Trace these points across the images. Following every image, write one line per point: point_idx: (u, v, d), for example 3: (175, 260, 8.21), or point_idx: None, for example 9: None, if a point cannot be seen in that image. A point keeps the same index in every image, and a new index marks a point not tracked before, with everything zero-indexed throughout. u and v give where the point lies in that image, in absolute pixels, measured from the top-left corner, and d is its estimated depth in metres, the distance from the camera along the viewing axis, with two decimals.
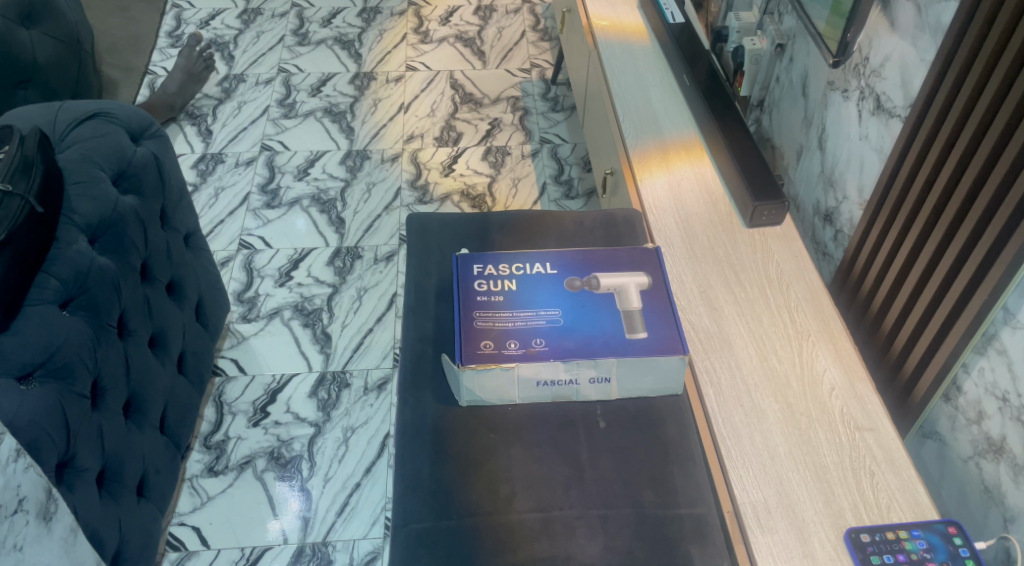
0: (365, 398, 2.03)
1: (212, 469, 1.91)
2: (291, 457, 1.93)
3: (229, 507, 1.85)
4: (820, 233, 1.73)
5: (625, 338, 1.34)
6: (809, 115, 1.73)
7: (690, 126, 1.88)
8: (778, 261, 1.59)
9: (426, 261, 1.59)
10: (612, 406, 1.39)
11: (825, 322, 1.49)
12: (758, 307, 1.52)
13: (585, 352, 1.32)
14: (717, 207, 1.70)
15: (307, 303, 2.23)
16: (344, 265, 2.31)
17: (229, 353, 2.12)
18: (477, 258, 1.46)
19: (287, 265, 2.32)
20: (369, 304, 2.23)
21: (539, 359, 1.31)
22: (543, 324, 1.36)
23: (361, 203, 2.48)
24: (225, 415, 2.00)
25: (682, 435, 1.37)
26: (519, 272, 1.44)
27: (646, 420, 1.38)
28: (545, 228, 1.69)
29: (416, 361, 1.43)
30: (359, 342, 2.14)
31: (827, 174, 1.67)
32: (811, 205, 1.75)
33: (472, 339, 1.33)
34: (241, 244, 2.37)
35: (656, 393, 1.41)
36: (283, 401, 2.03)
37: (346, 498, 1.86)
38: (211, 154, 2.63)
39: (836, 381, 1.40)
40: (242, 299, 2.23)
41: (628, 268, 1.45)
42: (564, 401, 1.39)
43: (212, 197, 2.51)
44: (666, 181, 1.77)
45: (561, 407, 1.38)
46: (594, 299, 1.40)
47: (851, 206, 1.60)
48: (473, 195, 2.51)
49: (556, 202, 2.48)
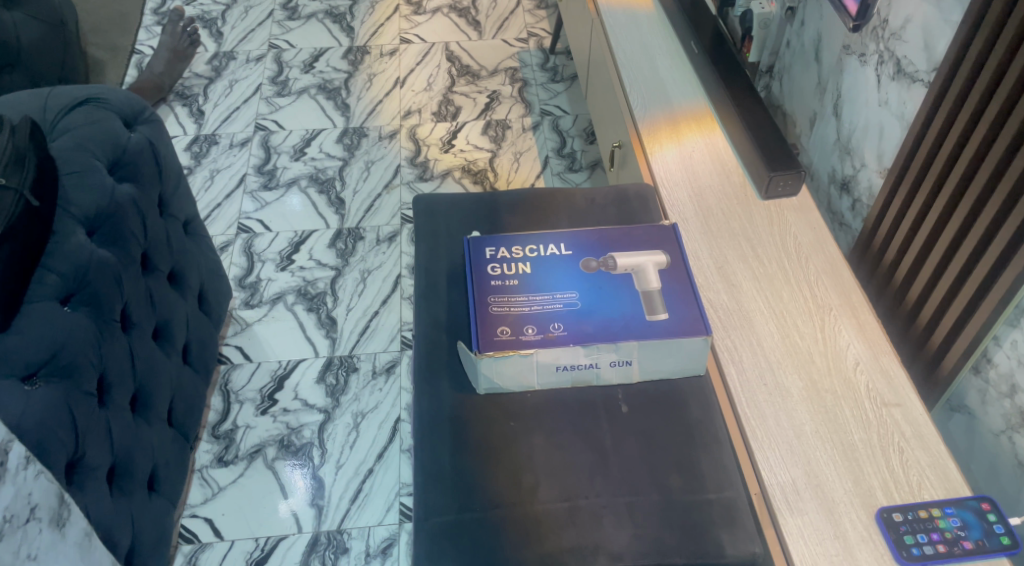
0: (374, 382, 2.00)
1: (222, 459, 1.88)
2: (301, 444, 1.90)
3: (241, 498, 1.82)
4: (835, 202, 1.69)
5: (645, 320, 1.30)
6: (823, 82, 1.70)
7: (699, 94, 1.83)
8: (795, 232, 1.58)
9: (435, 243, 1.52)
10: (634, 389, 1.33)
11: (846, 295, 1.48)
12: (777, 283, 1.50)
13: (605, 335, 1.28)
14: (730, 179, 1.68)
15: (310, 287, 2.19)
16: (346, 247, 2.27)
17: (233, 341, 2.08)
18: (489, 241, 1.42)
19: (288, 249, 2.27)
20: (373, 286, 2.18)
21: (560, 345, 1.27)
22: (560, 308, 1.32)
23: (361, 182, 2.43)
24: (233, 403, 1.97)
25: (705, 417, 1.31)
26: (532, 254, 1.40)
27: (668, 402, 1.32)
28: (555, 207, 1.58)
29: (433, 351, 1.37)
30: (365, 325, 2.10)
31: (843, 142, 1.65)
32: (826, 174, 1.71)
33: (488, 326, 1.29)
34: (239, 228, 2.33)
35: (678, 375, 1.34)
36: (291, 388, 1.99)
37: (360, 485, 1.83)
38: (204, 135, 2.57)
39: (860, 356, 1.40)
40: (244, 285, 2.19)
41: (645, 247, 1.40)
42: (585, 386, 1.33)
43: (208, 179, 2.45)
44: (678, 153, 1.73)
45: (581, 392, 1.32)
46: (612, 281, 1.36)
47: (870, 173, 1.57)
48: (475, 170, 2.45)
49: (559, 176, 2.43)
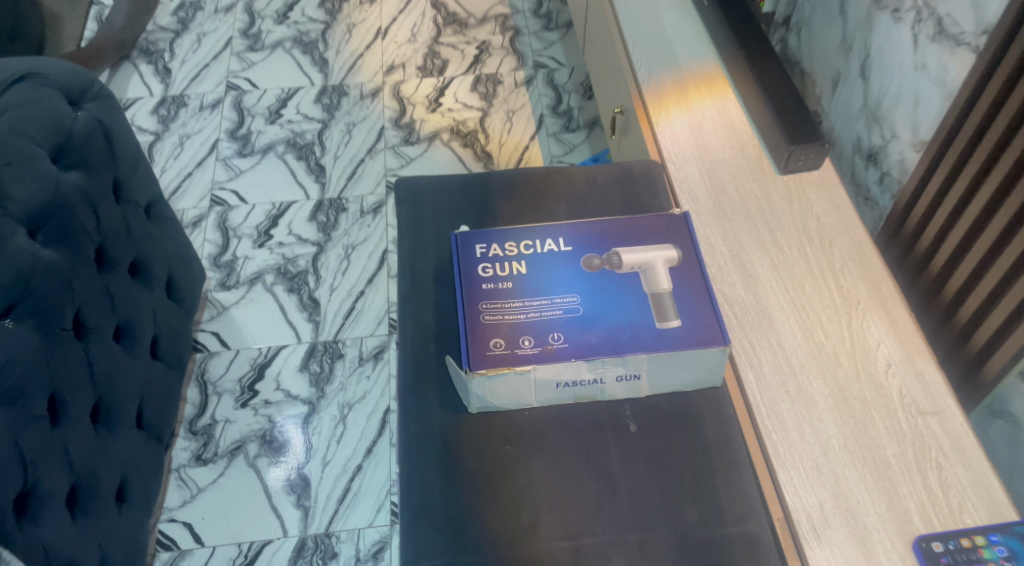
0: (361, 369, 1.87)
1: (200, 457, 1.75)
2: (285, 439, 1.77)
3: (222, 500, 1.70)
4: (861, 174, 1.53)
5: (655, 328, 1.16)
6: (849, 39, 1.53)
7: (709, 52, 1.65)
8: (817, 213, 1.43)
9: (420, 235, 1.37)
10: (642, 404, 1.20)
11: (875, 285, 1.34)
12: (798, 273, 1.36)
13: (611, 348, 1.14)
14: (745, 151, 1.51)
15: (291, 265, 2.04)
16: (328, 220, 2.11)
17: (209, 327, 1.94)
18: (479, 236, 1.27)
19: (265, 223, 2.11)
20: (358, 263, 2.04)
21: (560, 360, 1.13)
22: (560, 315, 1.17)
23: (342, 147, 2.26)
24: (210, 395, 1.83)
25: (724, 435, 1.18)
26: (528, 251, 1.25)
27: (681, 420, 1.18)
28: (553, 190, 1.43)
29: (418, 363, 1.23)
30: (350, 307, 1.96)
31: (871, 109, 1.48)
32: (851, 143, 1.55)
33: (479, 338, 1.15)
34: (212, 200, 2.16)
35: (692, 387, 1.20)
36: (273, 378, 1.86)
37: (348, 483, 1.72)
38: (172, 97, 2.38)
39: (892, 356, 1.26)
40: (219, 264, 2.04)
41: (654, 240, 1.25)
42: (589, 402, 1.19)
43: (177, 146, 2.28)
44: (686, 122, 1.56)
45: (584, 409, 1.19)
46: (617, 282, 1.21)
47: (903, 145, 1.41)
48: (464, 131, 2.28)
49: (555, 136, 2.26)
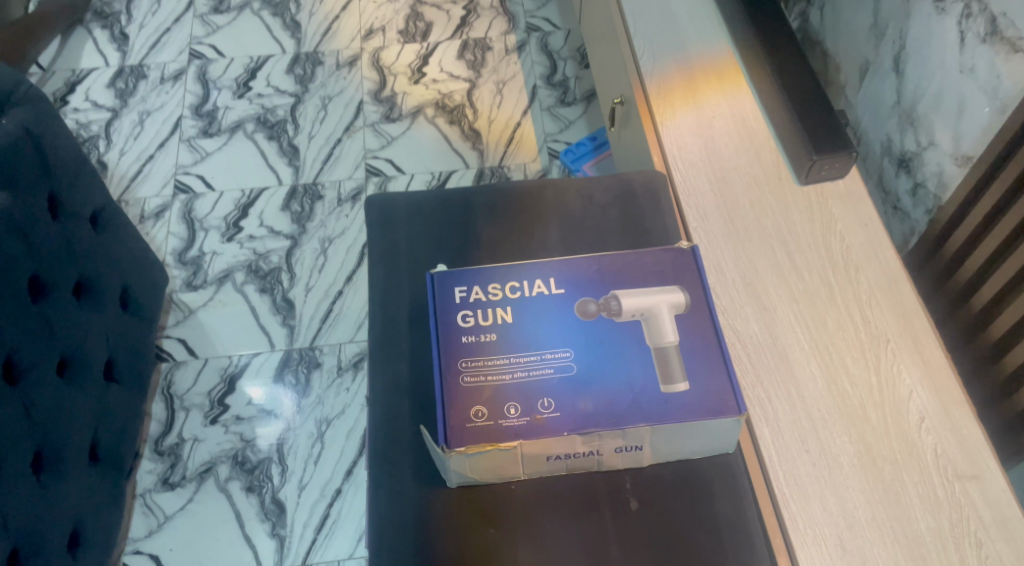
0: (340, 380, 1.72)
1: (167, 481, 1.62)
2: (258, 461, 1.64)
3: (192, 529, 1.57)
4: (890, 180, 1.36)
5: (659, 393, 1.01)
6: (881, 25, 1.34)
7: (721, 36, 1.46)
8: (842, 232, 1.27)
9: (393, 266, 1.20)
10: (645, 475, 1.05)
11: (907, 322, 1.19)
12: (821, 306, 1.21)
13: (609, 418, 0.99)
14: (760, 156, 1.34)
15: (262, 262, 1.87)
16: (303, 210, 1.93)
17: (174, 333, 1.78)
18: (459, 276, 1.10)
19: (234, 214, 1.94)
20: (335, 259, 1.87)
21: (550, 434, 0.99)
22: (551, 376, 1.03)
23: (317, 125, 2.07)
24: (177, 411, 1.69)
25: (737, 514, 1.04)
26: (514, 294, 1.09)
27: (689, 496, 1.04)
28: (543, 210, 1.26)
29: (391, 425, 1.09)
30: (328, 309, 1.81)
31: (905, 110, 1.31)
32: (880, 144, 1.38)
33: (459, 406, 1.01)
34: (176, 187, 1.98)
35: (700, 454, 1.06)
36: (244, 391, 1.72)
37: (327, 509, 1.59)
38: (130, 67, 2.17)
39: (926, 408, 1.12)
40: (184, 261, 1.87)
41: (658, 281, 1.09)
42: (583, 473, 1.04)
43: (136, 125, 2.08)
44: (695, 122, 1.38)
45: (578, 481, 1.04)
46: (616, 333, 1.06)
47: (942, 156, 1.23)
48: (450, 106, 2.09)
49: (549, 111, 2.07)
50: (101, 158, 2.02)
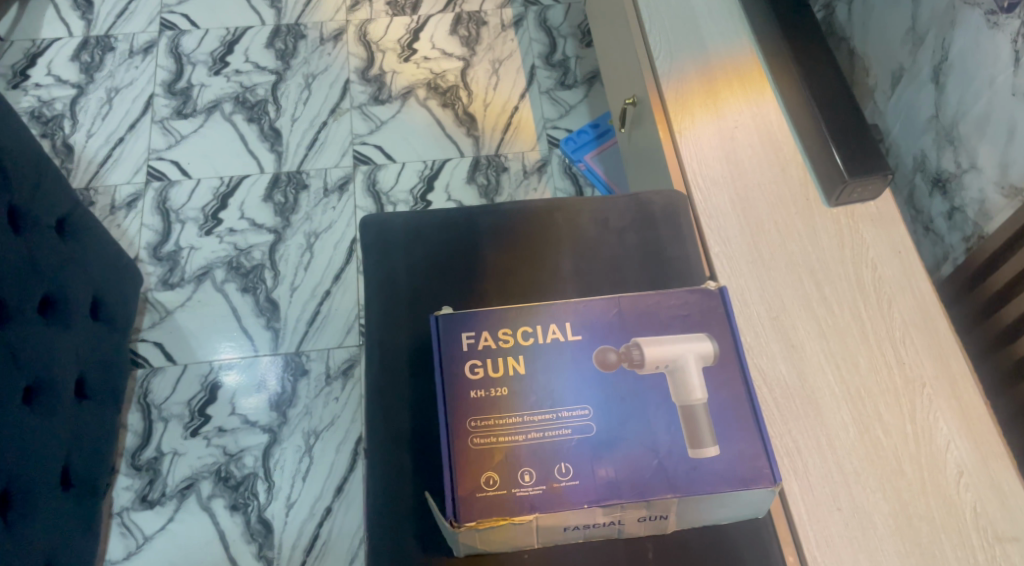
0: (329, 389, 1.62)
1: (145, 499, 1.52)
2: (243, 477, 1.54)
3: (174, 551, 1.49)
4: (923, 199, 1.26)
5: (687, 459, 0.93)
6: (920, 31, 1.24)
7: (744, 35, 1.34)
8: (875, 260, 1.17)
9: (393, 303, 1.11)
10: (668, 542, 0.99)
11: (944, 363, 1.11)
12: (852, 344, 1.12)
13: (632, 487, 0.92)
14: (787, 172, 1.23)
15: (243, 258, 1.74)
16: (287, 200, 1.80)
17: (150, 336, 1.66)
18: (465, 318, 1.00)
19: (213, 204, 1.80)
20: (322, 255, 1.75)
21: (568, 506, 0.91)
22: (568, 438, 0.94)
23: (300, 106, 1.92)
24: (155, 422, 1.58)
25: None
26: (527, 341, 0.99)
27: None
28: (555, 240, 1.18)
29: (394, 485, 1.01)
30: (315, 311, 1.69)
31: (944, 127, 1.21)
32: (913, 159, 1.28)
33: (467, 473, 0.92)
34: (149, 173, 1.83)
35: (726, 520, 1.01)
36: (227, 400, 1.61)
37: (316, 530, 1.51)
38: (95, 38, 2.00)
39: (964, 461, 1.05)
40: (159, 257, 1.74)
41: (683, 328, 1.00)
42: (603, 541, 0.98)
43: (104, 103, 1.92)
44: (716, 131, 1.27)
45: (597, 550, 0.98)
46: (638, 388, 0.97)
47: (985, 182, 1.15)
48: (443, 87, 1.95)
49: (548, 94, 1.94)
50: (67, 140, 1.86)
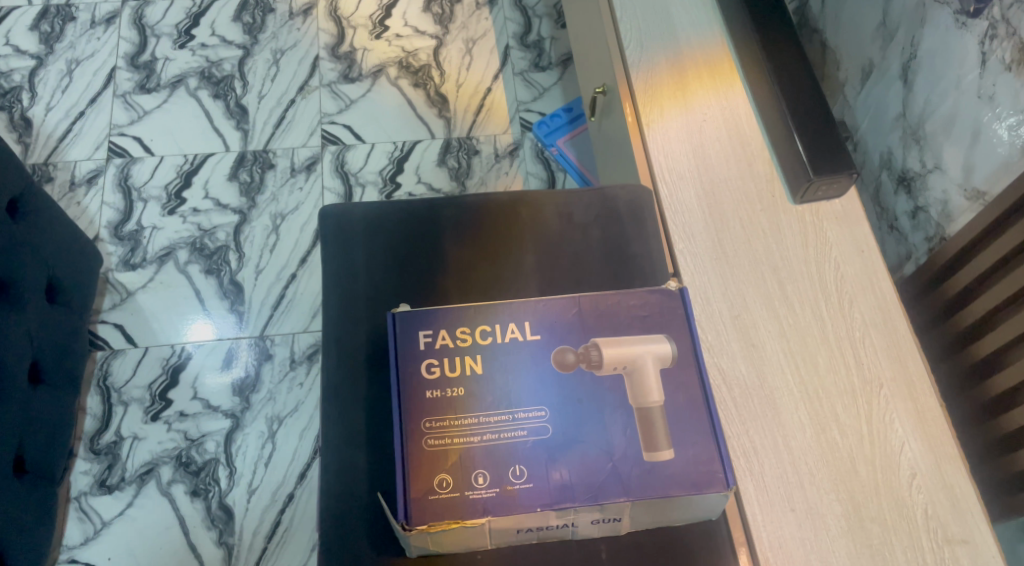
0: (293, 374, 1.61)
1: (104, 483, 1.51)
2: (204, 462, 1.53)
3: (133, 537, 1.48)
4: (888, 197, 1.26)
5: (641, 462, 0.93)
6: (891, 27, 1.23)
7: (715, 26, 1.32)
8: (837, 260, 1.17)
9: (351, 300, 1.10)
10: (621, 543, 1.01)
11: (902, 365, 1.11)
12: (811, 344, 1.12)
13: (585, 490, 0.92)
14: (753, 167, 1.22)
15: (207, 239, 1.71)
16: (252, 180, 1.77)
17: (111, 317, 1.63)
18: (422, 316, 0.99)
19: (176, 182, 1.76)
20: (288, 237, 1.73)
21: (521, 509, 0.91)
22: (524, 440, 0.93)
23: (268, 83, 1.88)
24: (114, 406, 1.56)
25: None
26: (485, 340, 0.98)
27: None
28: (517, 235, 1.17)
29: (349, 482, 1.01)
30: (280, 295, 1.67)
31: (911, 126, 1.20)
32: (879, 156, 1.27)
33: (420, 475, 0.91)
34: (111, 149, 1.79)
35: (680, 524, 1.03)
36: (189, 384, 1.59)
37: (278, 517, 1.51)
38: (56, 6, 1.93)
39: (918, 463, 1.06)
40: (120, 236, 1.70)
41: (642, 330, 0.99)
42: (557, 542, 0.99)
43: (64, 76, 1.86)
44: (685, 125, 1.25)
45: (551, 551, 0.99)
46: (595, 390, 0.96)
47: (949, 184, 1.15)
48: (415, 66, 1.92)
49: (522, 76, 1.92)
50: (25, 114, 1.81)
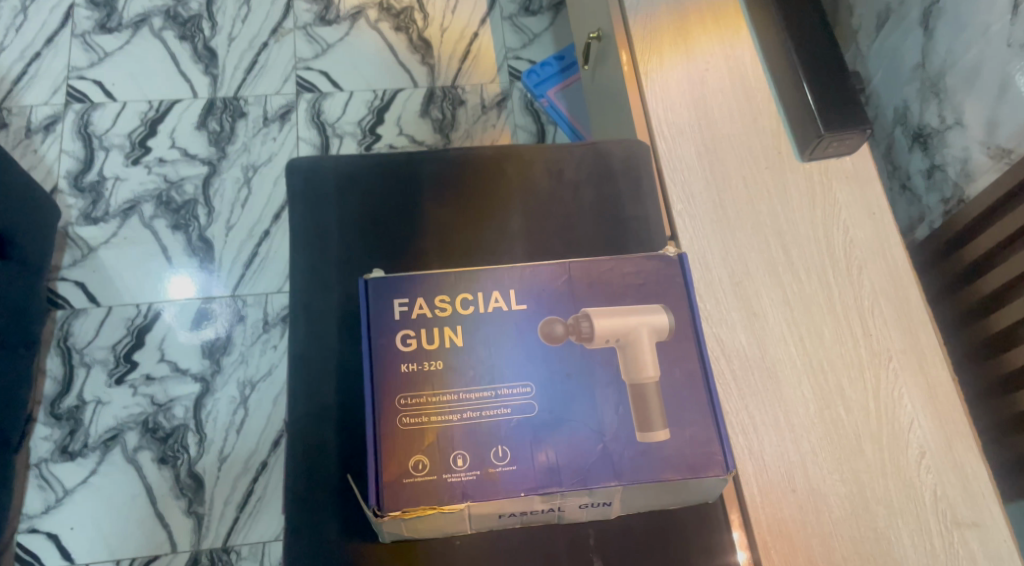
0: (266, 336, 1.53)
1: (66, 449, 1.43)
2: (172, 428, 1.46)
3: (97, 506, 1.40)
4: (901, 154, 1.18)
5: (634, 444, 0.86)
6: None
7: None
8: (846, 223, 1.09)
9: (322, 265, 1.02)
10: (615, 529, 0.95)
11: (913, 336, 1.04)
12: (817, 313, 1.05)
13: (573, 474, 0.85)
14: (758, 122, 1.13)
15: (174, 192, 1.61)
16: (223, 129, 1.67)
17: (71, 274, 1.54)
18: (398, 283, 0.90)
19: (141, 130, 1.65)
20: (261, 191, 1.63)
21: (503, 494, 0.84)
22: (508, 419, 0.86)
23: (239, 24, 1.76)
24: (76, 368, 1.48)
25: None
26: (466, 310, 0.90)
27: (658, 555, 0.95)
28: (504, 193, 1.09)
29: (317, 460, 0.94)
30: (252, 253, 1.58)
31: (930, 77, 1.12)
32: (893, 110, 1.18)
33: (394, 456, 0.84)
34: (70, 94, 1.67)
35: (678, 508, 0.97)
36: (155, 345, 1.50)
37: (250, 486, 1.44)
38: None
39: (927, 442, 0.99)
40: (81, 188, 1.60)
41: (637, 300, 0.92)
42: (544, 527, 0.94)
43: (17, 12, 1.72)
44: (685, 74, 1.15)
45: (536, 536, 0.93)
46: (586, 364, 0.88)
47: (969, 141, 1.07)
48: (397, 8, 1.80)
49: (512, 21, 1.80)
50: None
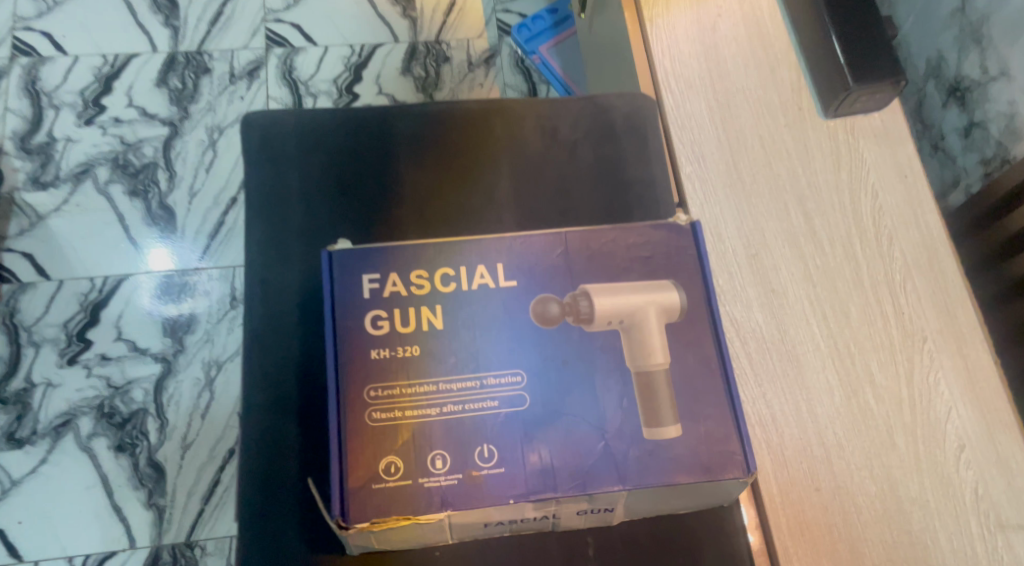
0: (233, 313, 1.40)
1: (13, 437, 1.31)
2: (130, 413, 1.34)
3: (47, 497, 1.29)
4: (934, 111, 1.08)
5: (641, 442, 0.74)
6: None
7: None
8: (875, 188, 0.97)
9: (284, 237, 0.90)
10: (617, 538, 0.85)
11: (950, 315, 0.92)
12: (842, 289, 0.93)
13: (571, 477, 0.73)
14: (778, 75, 1.00)
15: (131, 155, 1.48)
16: (185, 86, 1.53)
17: (19, 245, 1.41)
18: (367, 256, 0.78)
19: (95, 87, 1.51)
20: (226, 154, 1.49)
21: (489, 501, 0.72)
22: (494, 414, 0.74)
23: None
24: (24, 347, 1.35)
25: None
26: (447, 287, 0.78)
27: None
28: (492, 154, 0.97)
29: (277, 459, 0.83)
30: (217, 221, 1.45)
31: (972, 25, 1.01)
32: (926, 62, 1.08)
33: (362, 458, 0.72)
34: (16, 47, 1.52)
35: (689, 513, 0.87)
36: (112, 323, 1.38)
37: (216, 475, 1.32)
38: None
39: (967, 433, 0.88)
40: (28, 150, 1.46)
41: (644, 275, 0.80)
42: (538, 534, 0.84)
43: None
44: (695, 20, 1.02)
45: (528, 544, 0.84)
46: (585, 350, 0.77)
47: (1016, 93, 0.97)
48: None
49: None
50: None
